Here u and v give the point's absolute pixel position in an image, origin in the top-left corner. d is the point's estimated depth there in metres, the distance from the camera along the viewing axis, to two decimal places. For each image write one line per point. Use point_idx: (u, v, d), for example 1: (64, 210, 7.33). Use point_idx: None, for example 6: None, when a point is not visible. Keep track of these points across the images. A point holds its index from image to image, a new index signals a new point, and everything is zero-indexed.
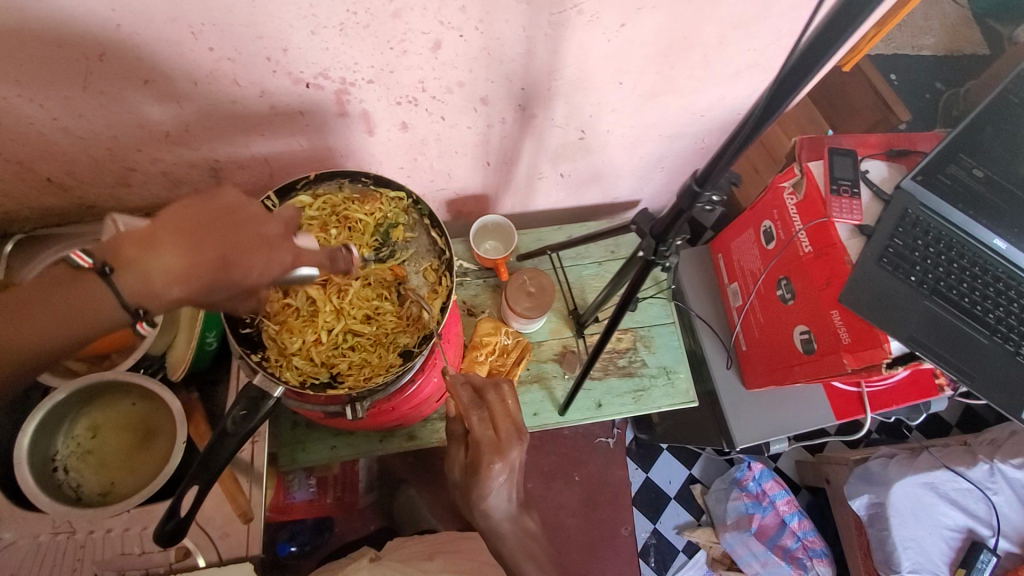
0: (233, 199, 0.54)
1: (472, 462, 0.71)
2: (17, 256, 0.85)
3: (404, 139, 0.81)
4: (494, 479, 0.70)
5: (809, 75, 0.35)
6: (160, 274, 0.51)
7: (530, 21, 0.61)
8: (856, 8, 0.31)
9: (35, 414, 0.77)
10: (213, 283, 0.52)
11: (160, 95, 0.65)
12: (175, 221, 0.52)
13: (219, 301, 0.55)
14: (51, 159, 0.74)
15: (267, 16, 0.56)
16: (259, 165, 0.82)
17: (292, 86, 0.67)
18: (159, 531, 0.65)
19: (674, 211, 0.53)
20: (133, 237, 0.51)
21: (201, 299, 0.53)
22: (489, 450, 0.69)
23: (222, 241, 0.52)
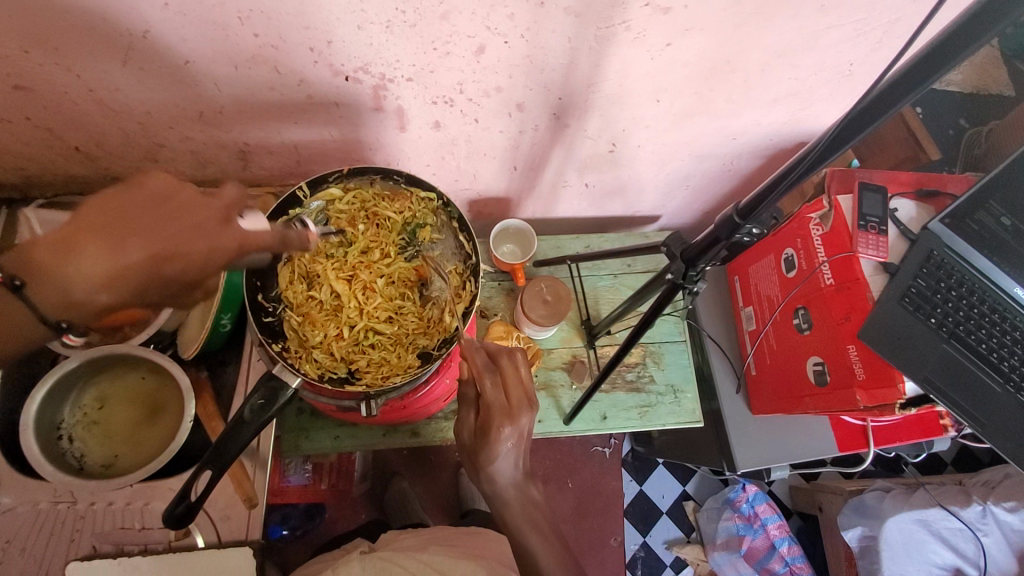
0: (165, 185, 0.52)
1: (480, 425, 0.70)
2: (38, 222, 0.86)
3: (435, 137, 0.81)
4: (501, 443, 0.70)
5: (905, 100, 0.34)
6: (88, 278, 0.50)
7: (577, 33, 0.60)
8: (941, 59, 0.31)
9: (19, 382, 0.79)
10: (149, 281, 0.51)
11: (197, 76, 0.65)
12: (94, 222, 0.50)
13: (164, 296, 0.54)
14: (82, 129, 0.74)
15: (316, 8, 0.56)
16: (288, 151, 0.82)
17: (331, 77, 0.66)
18: (168, 514, 0.64)
19: (709, 237, 0.52)
20: (59, 241, 0.50)
21: (140, 296, 0.52)
22: (500, 416, 0.68)
23: (151, 234, 0.50)
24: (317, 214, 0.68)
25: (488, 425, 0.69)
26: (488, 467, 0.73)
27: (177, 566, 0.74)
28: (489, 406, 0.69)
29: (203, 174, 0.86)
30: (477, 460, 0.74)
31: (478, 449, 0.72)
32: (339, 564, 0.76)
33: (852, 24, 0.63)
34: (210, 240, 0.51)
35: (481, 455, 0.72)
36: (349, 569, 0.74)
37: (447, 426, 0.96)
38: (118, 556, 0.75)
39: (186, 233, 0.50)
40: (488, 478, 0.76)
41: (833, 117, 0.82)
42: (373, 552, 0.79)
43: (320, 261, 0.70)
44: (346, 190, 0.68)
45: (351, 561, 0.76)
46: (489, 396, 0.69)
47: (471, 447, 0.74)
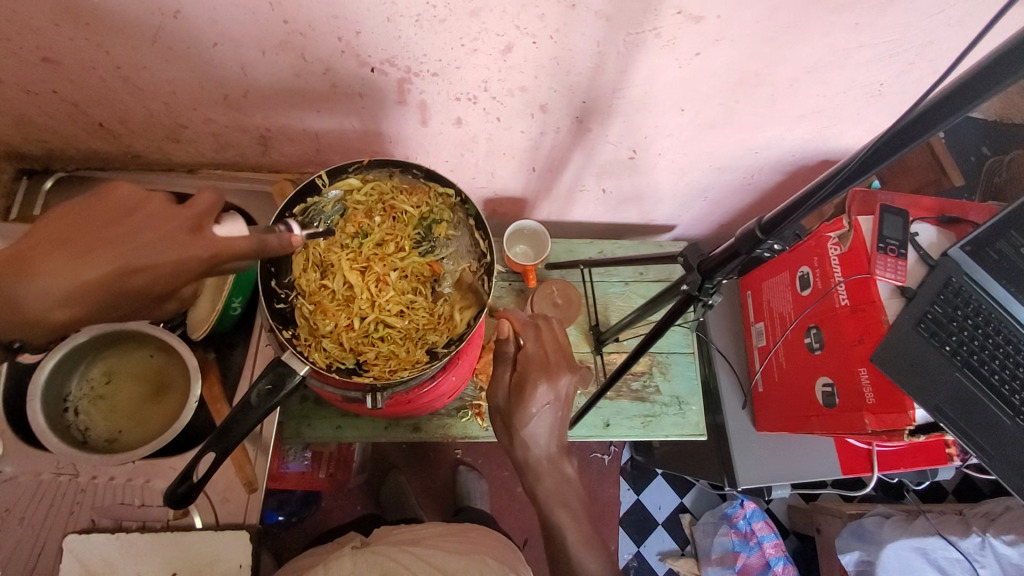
0: (134, 196, 0.51)
1: (516, 382, 0.70)
2: (54, 193, 0.89)
3: (456, 134, 0.80)
4: (536, 401, 0.69)
5: (939, 127, 0.33)
6: (36, 299, 0.48)
7: (606, 38, 0.60)
8: (995, 76, 0.30)
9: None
10: (108, 297, 0.49)
11: (224, 60, 0.65)
12: (53, 240, 0.48)
13: (127, 314, 0.52)
14: (106, 106, 0.74)
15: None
16: (309, 140, 0.82)
17: (357, 68, 0.66)
18: (168, 493, 0.66)
19: (729, 251, 0.52)
20: (9, 261, 0.48)
21: (100, 313, 0.50)
22: (538, 372, 0.69)
23: (115, 248, 0.48)
24: (334, 204, 0.68)
25: (526, 382, 0.69)
26: (520, 432, 0.70)
27: (172, 546, 0.75)
28: (527, 363, 0.70)
29: (223, 157, 0.87)
30: (510, 423, 0.71)
31: (513, 408, 0.70)
32: (332, 560, 0.75)
33: (885, 45, 0.62)
34: (179, 249, 0.49)
35: (515, 415, 0.70)
36: (339, 567, 0.73)
37: (449, 423, 0.97)
38: (116, 531, 0.76)
39: (147, 245, 0.48)
40: (518, 446, 0.72)
41: (857, 137, 0.81)
42: (369, 547, 0.78)
43: (332, 253, 0.70)
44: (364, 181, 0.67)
45: (343, 558, 0.75)
46: (527, 353, 0.71)
47: (506, 408, 0.72)
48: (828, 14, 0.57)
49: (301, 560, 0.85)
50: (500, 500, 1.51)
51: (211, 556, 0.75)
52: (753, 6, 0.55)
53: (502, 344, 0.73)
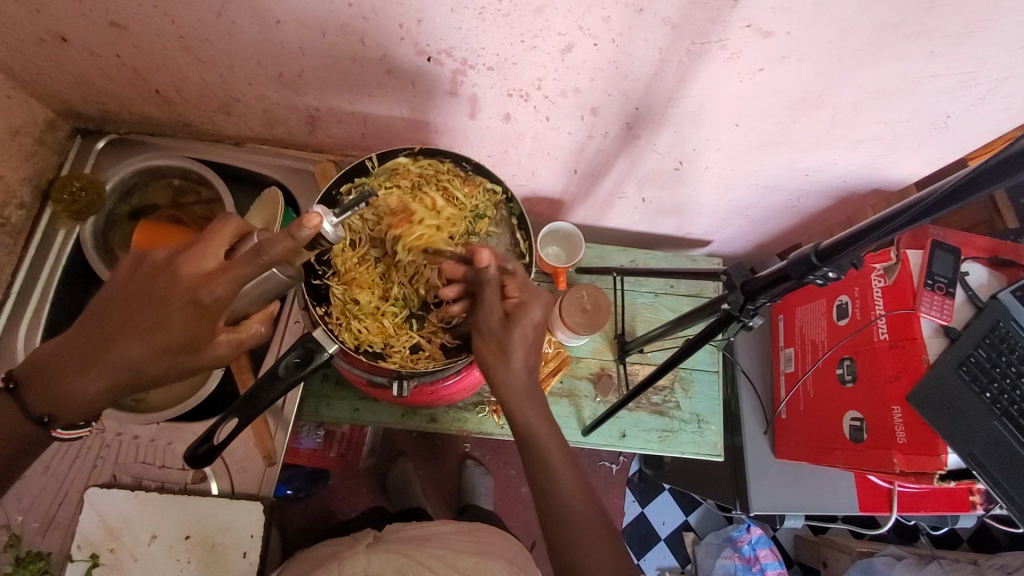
0: (143, 261, 0.51)
1: (508, 308, 0.57)
2: (105, 154, 0.91)
3: (503, 129, 0.80)
4: (537, 320, 0.57)
5: (1007, 179, 0.35)
6: (90, 377, 0.52)
7: (669, 45, 0.59)
8: None
9: (36, 289, 0.84)
10: (136, 371, 0.50)
11: (285, 38, 0.66)
12: (91, 322, 0.52)
13: (168, 377, 0.52)
14: (166, 74, 0.75)
15: None
16: (356, 123, 0.82)
17: (414, 56, 0.66)
18: (190, 453, 0.65)
19: (778, 274, 0.50)
20: (64, 350, 0.53)
21: (140, 380, 0.51)
22: (538, 295, 0.58)
23: (131, 313, 0.49)
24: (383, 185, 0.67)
25: (524, 306, 0.57)
26: (517, 364, 0.57)
27: (188, 507, 0.77)
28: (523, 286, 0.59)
29: (271, 133, 0.88)
30: (502, 351, 0.57)
31: (511, 336, 0.56)
32: (348, 556, 0.75)
33: (958, 76, 0.60)
34: (179, 300, 0.47)
35: (509, 342, 0.57)
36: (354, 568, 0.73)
37: (465, 417, 0.98)
38: (136, 489, 0.78)
39: (150, 307, 0.48)
40: (504, 383, 0.58)
41: (915, 167, 0.78)
42: (382, 546, 0.78)
43: (380, 192, 0.65)
44: (414, 162, 0.66)
45: (358, 555, 0.76)
46: (517, 276, 0.59)
47: (499, 334, 0.57)
48: (905, 39, 0.55)
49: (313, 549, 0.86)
50: (504, 498, 1.51)
51: (225, 523, 0.77)
52: (826, 24, 0.54)
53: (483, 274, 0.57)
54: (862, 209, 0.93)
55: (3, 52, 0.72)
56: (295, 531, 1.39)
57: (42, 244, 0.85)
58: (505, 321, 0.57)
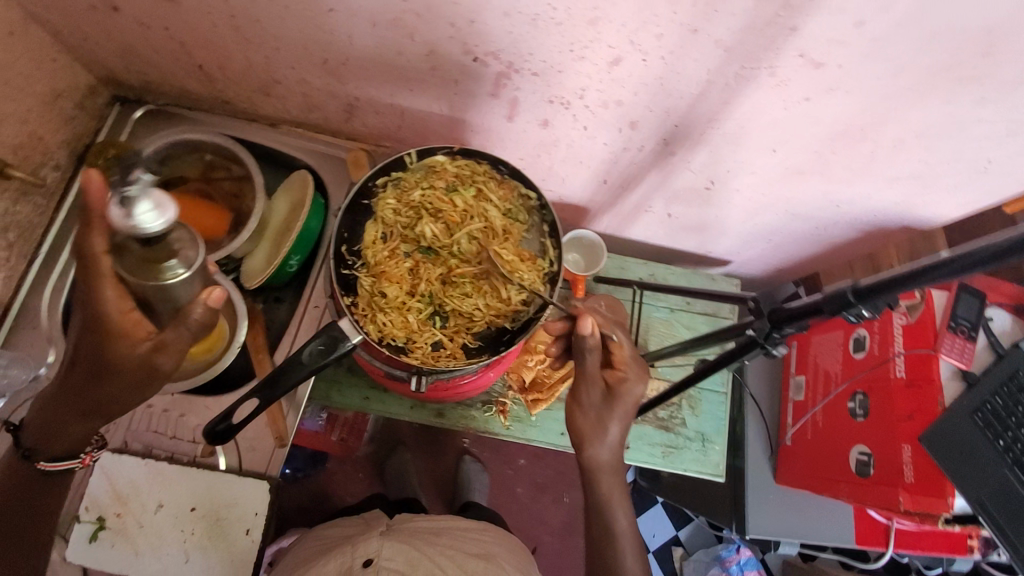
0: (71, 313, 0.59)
1: (613, 383, 0.67)
2: (141, 123, 0.92)
3: (539, 134, 0.80)
4: (632, 404, 0.67)
5: None
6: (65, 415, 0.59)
7: (719, 67, 0.59)
8: None
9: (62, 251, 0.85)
10: (94, 403, 0.58)
11: (334, 27, 0.66)
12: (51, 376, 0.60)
13: (121, 397, 0.57)
14: (211, 51, 0.76)
15: None
16: (394, 115, 0.83)
17: (461, 55, 0.67)
18: (210, 429, 0.65)
19: (810, 307, 0.51)
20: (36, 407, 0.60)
21: (104, 405, 0.57)
22: (639, 371, 0.68)
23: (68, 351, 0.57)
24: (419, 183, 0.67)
25: (629, 381, 0.67)
26: (610, 438, 0.68)
27: (197, 480, 0.78)
28: (623, 361, 0.68)
29: (307, 117, 0.88)
30: (603, 423, 0.68)
31: (614, 411, 0.67)
32: (361, 542, 0.77)
33: (1006, 123, 0.60)
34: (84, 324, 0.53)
35: (613, 417, 0.67)
36: (368, 549, 0.75)
37: (472, 415, 0.99)
38: (146, 457, 0.79)
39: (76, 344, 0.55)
40: (598, 452, 0.69)
41: (950, 208, 0.78)
42: (393, 535, 0.79)
43: (416, 189, 0.66)
44: (452, 161, 0.66)
45: (371, 539, 0.77)
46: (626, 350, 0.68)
47: (601, 409, 0.67)
48: (955, 83, 0.55)
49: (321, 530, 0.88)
50: (498, 497, 1.52)
51: (231, 498, 0.78)
52: (877, 61, 0.54)
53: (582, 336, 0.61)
54: (884, 246, 0.93)
55: (55, 15, 0.72)
56: (291, 510, 1.40)
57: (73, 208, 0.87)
58: (607, 393, 0.67)
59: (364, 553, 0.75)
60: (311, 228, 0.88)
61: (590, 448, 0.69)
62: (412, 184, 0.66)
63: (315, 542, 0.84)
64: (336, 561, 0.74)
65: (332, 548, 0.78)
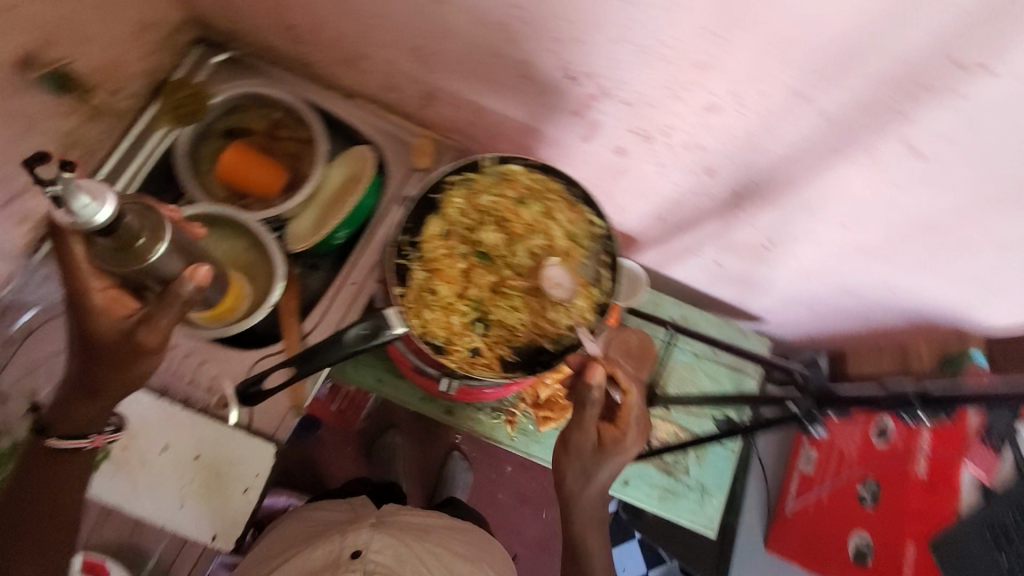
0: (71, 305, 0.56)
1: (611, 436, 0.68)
2: (218, 68, 0.93)
3: (609, 161, 0.80)
4: (623, 460, 0.68)
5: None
6: (87, 396, 0.59)
7: (815, 134, 0.59)
8: None
9: (120, 179, 0.86)
10: (121, 380, 0.57)
11: (437, 17, 0.66)
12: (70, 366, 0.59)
13: (138, 368, 0.57)
14: (306, 14, 0.76)
15: (585, 9, 0.56)
16: (471, 111, 0.83)
17: (555, 70, 0.67)
18: (241, 389, 0.64)
19: (873, 397, 0.63)
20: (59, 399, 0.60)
21: (128, 378, 0.57)
22: (637, 434, 0.68)
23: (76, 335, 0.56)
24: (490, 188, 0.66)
25: (626, 442, 0.67)
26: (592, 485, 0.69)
27: (204, 430, 0.78)
28: (624, 421, 0.68)
29: (383, 94, 0.88)
30: (589, 474, 0.68)
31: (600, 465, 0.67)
32: (353, 531, 0.77)
33: None
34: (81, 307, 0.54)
35: (600, 471, 0.68)
36: (356, 541, 0.75)
37: (480, 420, 0.99)
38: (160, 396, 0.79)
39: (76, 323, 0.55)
40: (573, 491, 0.69)
41: (1009, 320, 0.76)
42: (385, 526, 0.78)
43: (486, 193, 0.66)
44: (526, 172, 0.65)
45: (362, 530, 0.77)
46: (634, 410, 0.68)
47: (589, 460, 0.68)
48: None
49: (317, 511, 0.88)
50: (479, 498, 1.52)
51: (235, 456, 0.78)
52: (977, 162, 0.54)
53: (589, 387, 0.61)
54: (916, 338, 0.93)
55: None
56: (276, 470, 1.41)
57: (139, 138, 0.88)
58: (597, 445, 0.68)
59: (353, 544, 0.74)
60: (364, 207, 0.90)
61: (574, 494, 0.70)
62: (483, 188, 0.66)
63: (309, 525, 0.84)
64: (324, 550, 0.73)
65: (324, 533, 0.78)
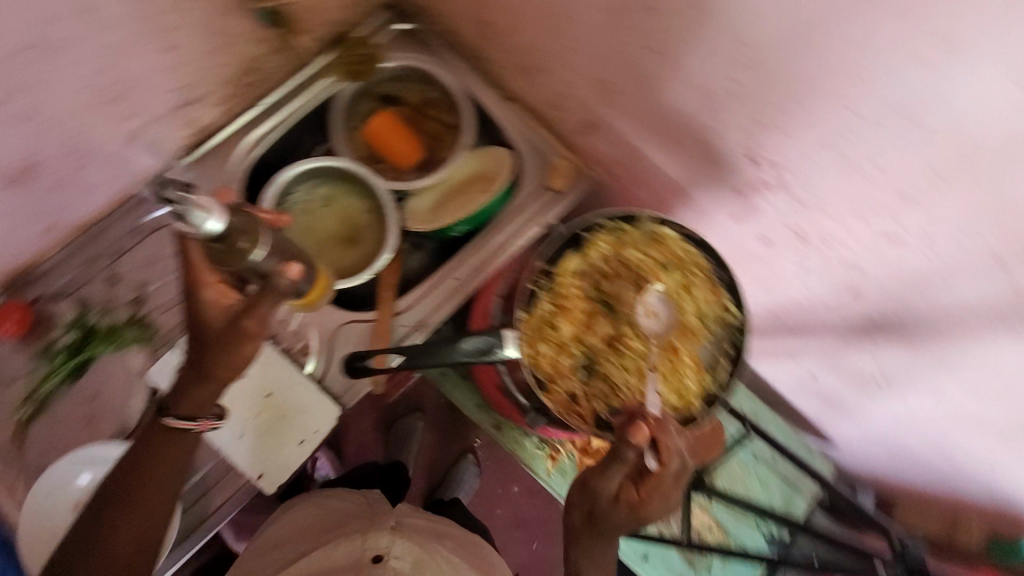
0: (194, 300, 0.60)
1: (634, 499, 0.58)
2: (397, 34, 0.95)
3: (748, 244, 0.79)
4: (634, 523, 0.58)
5: None
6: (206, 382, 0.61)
7: (991, 301, 0.58)
8: None
9: (279, 112, 0.90)
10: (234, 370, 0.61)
11: (643, 62, 0.67)
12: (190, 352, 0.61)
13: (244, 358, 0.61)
14: (512, 17, 0.79)
15: (807, 106, 0.55)
16: (626, 154, 0.83)
17: (738, 148, 0.66)
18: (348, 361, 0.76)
19: None
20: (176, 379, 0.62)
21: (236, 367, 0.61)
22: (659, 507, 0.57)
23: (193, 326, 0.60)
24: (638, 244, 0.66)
25: (646, 509, 0.57)
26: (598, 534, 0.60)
27: (280, 371, 0.80)
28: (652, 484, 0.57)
29: (546, 109, 0.90)
30: (597, 525, 0.60)
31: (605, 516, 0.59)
32: (374, 535, 0.77)
33: None
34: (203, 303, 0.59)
35: (609, 526, 0.59)
36: (377, 541, 0.75)
37: (523, 445, 0.98)
38: None
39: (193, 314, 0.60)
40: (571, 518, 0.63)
41: None
42: (405, 533, 0.79)
43: (633, 249, 0.65)
44: (680, 242, 0.64)
45: (381, 532, 0.77)
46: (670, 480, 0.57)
47: (601, 509, 0.59)
48: None
49: (335, 508, 0.88)
50: (479, 507, 1.52)
51: (301, 406, 0.79)
52: None
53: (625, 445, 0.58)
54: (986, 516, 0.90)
55: None
56: None
57: (307, 80, 0.91)
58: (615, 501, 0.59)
59: (375, 544, 0.75)
60: (490, 210, 0.90)
61: (575, 534, 0.63)
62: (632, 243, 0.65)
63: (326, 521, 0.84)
64: (348, 547, 0.75)
65: (344, 533, 0.79)
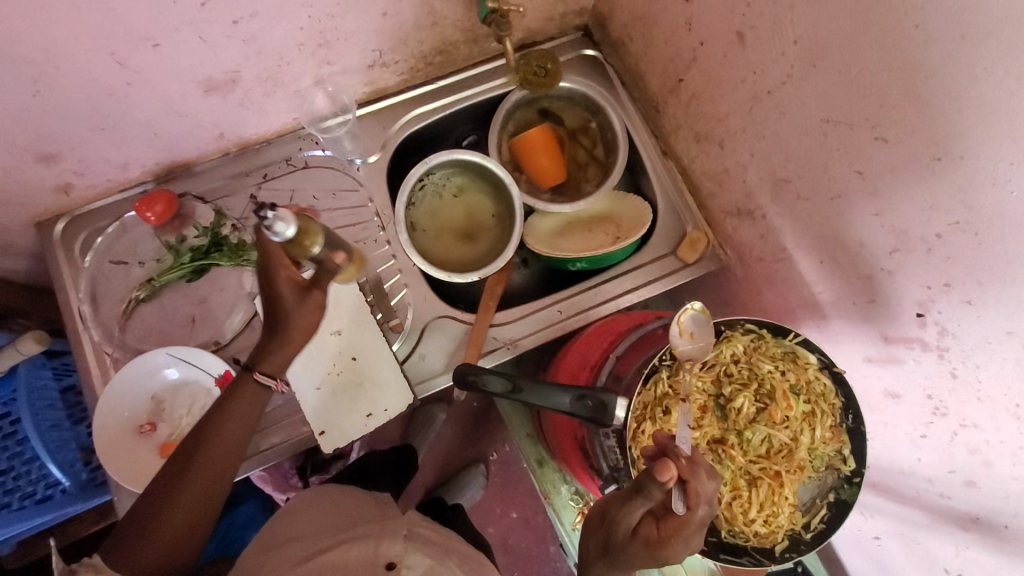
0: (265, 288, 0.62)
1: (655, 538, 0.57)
2: (582, 59, 0.96)
3: (868, 390, 0.74)
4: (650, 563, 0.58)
5: None
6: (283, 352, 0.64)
7: None
8: None
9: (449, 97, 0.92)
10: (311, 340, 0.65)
11: (838, 177, 0.65)
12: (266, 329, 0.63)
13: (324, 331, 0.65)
14: (709, 84, 0.78)
15: (1000, 288, 0.52)
16: (772, 252, 0.81)
17: (904, 297, 0.63)
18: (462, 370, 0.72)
19: None
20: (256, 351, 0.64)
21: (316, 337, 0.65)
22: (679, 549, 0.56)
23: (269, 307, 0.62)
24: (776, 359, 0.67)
25: (665, 550, 0.56)
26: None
27: (370, 339, 0.81)
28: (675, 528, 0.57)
29: (703, 179, 0.88)
30: (611, 556, 0.59)
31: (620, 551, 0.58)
32: (386, 537, 0.65)
33: None
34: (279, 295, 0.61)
35: (625, 560, 0.58)
36: (389, 550, 0.63)
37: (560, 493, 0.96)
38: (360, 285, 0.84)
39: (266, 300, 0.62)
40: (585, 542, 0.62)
41: None
42: (421, 543, 0.65)
43: (769, 362, 0.66)
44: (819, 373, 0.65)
45: (397, 539, 0.64)
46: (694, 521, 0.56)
47: (616, 539, 0.59)
48: None
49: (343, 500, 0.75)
50: None
51: (377, 379, 0.80)
52: None
53: (652, 480, 0.56)
54: None
55: None
56: None
57: (485, 75, 0.93)
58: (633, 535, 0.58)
59: (385, 553, 0.62)
60: (613, 257, 0.87)
61: (589, 563, 0.62)
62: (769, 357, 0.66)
63: (331, 511, 0.72)
64: (358, 548, 0.62)
65: (361, 530, 0.66)
